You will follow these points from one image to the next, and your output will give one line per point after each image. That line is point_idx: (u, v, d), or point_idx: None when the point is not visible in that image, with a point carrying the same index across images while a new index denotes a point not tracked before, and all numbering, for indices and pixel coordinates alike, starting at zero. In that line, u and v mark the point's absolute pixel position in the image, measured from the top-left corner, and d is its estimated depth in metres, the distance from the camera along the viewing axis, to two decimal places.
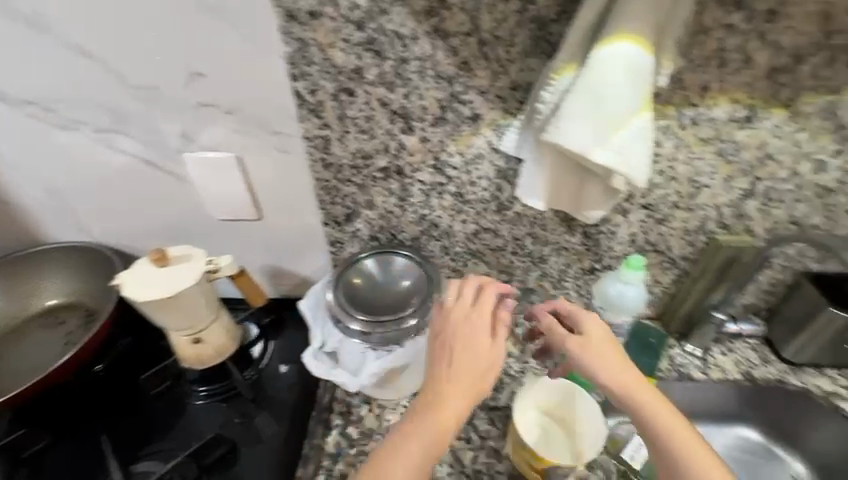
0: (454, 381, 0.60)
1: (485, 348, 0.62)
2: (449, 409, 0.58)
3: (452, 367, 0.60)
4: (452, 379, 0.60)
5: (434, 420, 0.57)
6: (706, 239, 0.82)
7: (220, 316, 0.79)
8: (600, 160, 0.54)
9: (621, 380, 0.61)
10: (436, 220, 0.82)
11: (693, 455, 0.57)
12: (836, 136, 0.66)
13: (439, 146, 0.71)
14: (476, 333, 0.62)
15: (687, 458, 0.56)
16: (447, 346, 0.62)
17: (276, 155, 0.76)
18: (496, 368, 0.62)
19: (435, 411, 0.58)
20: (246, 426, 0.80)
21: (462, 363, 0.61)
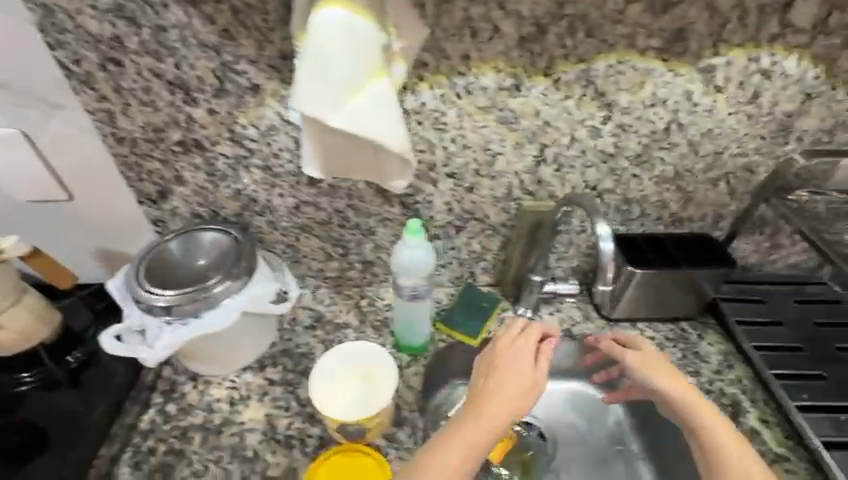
0: (511, 398, 0.71)
1: (516, 369, 0.74)
2: (493, 422, 0.69)
3: (507, 392, 0.71)
4: (495, 402, 0.70)
5: (490, 430, 0.68)
6: (516, 206, 0.86)
7: (23, 299, 0.77)
8: (339, 124, 0.56)
9: (672, 390, 0.73)
10: (254, 195, 0.82)
11: (706, 432, 0.70)
12: (599, 102, 0.71)
13: (229, 118, 0.71)
14: (516, 364, 0.74)
15: (701, 418, 0.71)
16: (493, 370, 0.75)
17: (63, 129, 0.72)
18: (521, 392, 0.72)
19: (487, 422, 0.69)
20: (60, 413, 0.78)
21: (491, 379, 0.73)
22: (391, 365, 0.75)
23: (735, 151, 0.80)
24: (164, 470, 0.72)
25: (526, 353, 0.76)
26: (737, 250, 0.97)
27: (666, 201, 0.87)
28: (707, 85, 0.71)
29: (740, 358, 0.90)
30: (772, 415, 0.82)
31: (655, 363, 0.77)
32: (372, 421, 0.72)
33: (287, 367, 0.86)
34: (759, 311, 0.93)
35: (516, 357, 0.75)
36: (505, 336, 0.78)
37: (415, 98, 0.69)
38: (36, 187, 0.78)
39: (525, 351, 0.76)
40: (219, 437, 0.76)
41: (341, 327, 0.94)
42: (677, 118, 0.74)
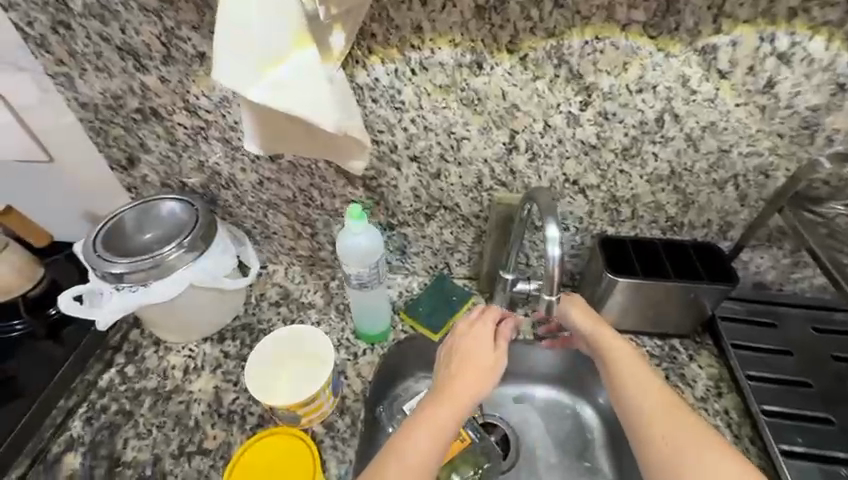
0: (474, 381, 0.67)
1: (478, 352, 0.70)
2: (459, 407, 0.65)
3: (470, 376, 0.67)
4: (457, 385, 0.66)
5: (455, 416, 0.65)
6: (489, 197, 0.79)
7: (5, 253, 0.81)
8: (258, 98, 0.53)
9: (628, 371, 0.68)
10: (217, 167, 0.81)
11: (663, 418, 0.63)
12: (575, 85, 0.64)
13: (181, 88, 0.70)
14: (478, 346, 0.70)
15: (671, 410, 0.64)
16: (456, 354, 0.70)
17: (33, 92, 0.74)
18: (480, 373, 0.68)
19: (453, 406, 0.65)
20: (32, 360, 0.81)
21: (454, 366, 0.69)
22: (326, 349, 0.74)
23: (745, 149, 0.68)
24: (111, 428, 0.75)
25: (486, 335, 0.71)
26: (750, 264, 0.84)
27: (662, 203, 0.77)
28: (707, 69, 0.61)
29: (732, 386, 0.80)
30: (756, 456, 0.73)
31: (611, 339, 0.71)
32: (303, 409, 0.72)
33: (244, 342, 0.85)
34: (766, 336, 0.82)
35: (478, 340, 0.70)
36: (469, 319, 0.73)
37: (367, 73, 0.65)
38: (17, 147, 0.82)
39: (486, 333, 0.71)
40: (167, 403, 0.78)
41: (305, 307, 0.91)
42: (669, 108, 0.65)
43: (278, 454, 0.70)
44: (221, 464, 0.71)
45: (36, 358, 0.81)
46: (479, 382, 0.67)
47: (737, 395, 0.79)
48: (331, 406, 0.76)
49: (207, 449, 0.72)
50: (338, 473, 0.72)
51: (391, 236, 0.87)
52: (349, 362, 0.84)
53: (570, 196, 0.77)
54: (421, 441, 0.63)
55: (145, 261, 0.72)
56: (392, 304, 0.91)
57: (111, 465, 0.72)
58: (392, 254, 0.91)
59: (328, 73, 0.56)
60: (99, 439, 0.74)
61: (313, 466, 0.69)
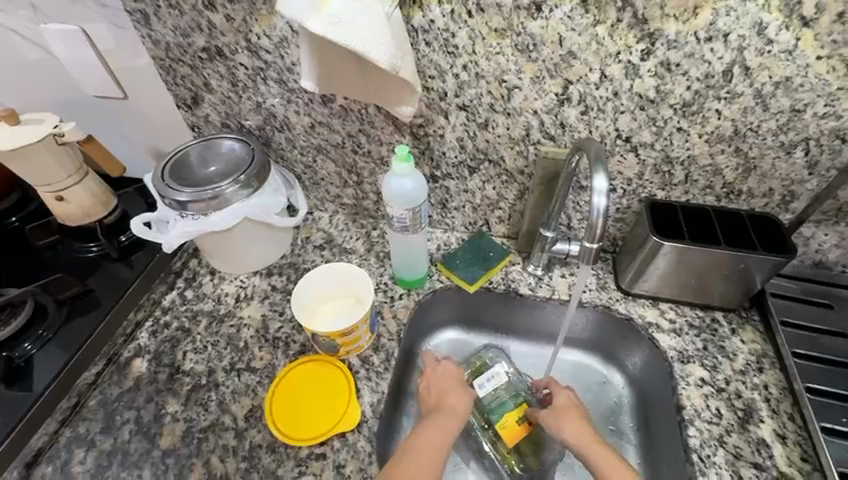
0: (456, 399, 0.74)
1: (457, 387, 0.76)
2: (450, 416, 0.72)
3: (453, 395, 0.75)
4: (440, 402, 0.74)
5: (449, 423, 0.71)
6: (535, 151, 0.78)
7: (85, 180, 0.90)
8: (316, 29, 0.54)
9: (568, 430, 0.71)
10: (273, 109, 0.84)
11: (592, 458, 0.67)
12: (638, 32, 0.61)
13: (245, 27, 0.73)
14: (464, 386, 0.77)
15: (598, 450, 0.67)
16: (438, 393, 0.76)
17: (113, 30, 0.80)
18: (460, 394, 0.75)
19: (442, 416, 0.71)
20: (104, 276, 0.90)
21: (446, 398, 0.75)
22: (369, 280, 0.80)
23: (821, 109, 0.63)
24: (172, 342, 0.83)
25: (453, 371, 0.79)
26: (811, 241, 0.79)
27: (720, 167, 0.73)
28: (788, 15, 0.57)
29: (774, 363, 0.77)
30: (792, 432, 0.70)
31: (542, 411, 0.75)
32: (342, 338, 0.75)
33: (290, 278, 0.91)
34: (822, 317, 0.78)
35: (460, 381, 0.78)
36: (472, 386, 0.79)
37: (423, 14, 0.65)
38: (98, 83, 0.88)
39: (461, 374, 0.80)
40: (220, 325, 0.85)
41: (346, 252, 0.95)
42: (741, 59, 0.61)
43: (317, 380, 0.76)
44: (266, 382, 0.77)
45: (111, 275, 0.90)
46: (461, 398, 0.75)
47: (780, 372, 0.76)
48: (367, 342, 0.80)
49: (254, 368, 0.79)
50: (371, 401, 0.75)
51: (434, 188, 0.88)
52: (385, 304, 0.87)
53: (621, 154, 0.74)
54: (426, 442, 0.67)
55: (205, 192, 0.77)
56: (430, 255, 0.93)
57: (173, 372, 0.79)
58: (433, 207, 0.92)
59: (383, 8, 0.57)
60: (162, 350, 0.82)
61: (349, 400, 0.74)
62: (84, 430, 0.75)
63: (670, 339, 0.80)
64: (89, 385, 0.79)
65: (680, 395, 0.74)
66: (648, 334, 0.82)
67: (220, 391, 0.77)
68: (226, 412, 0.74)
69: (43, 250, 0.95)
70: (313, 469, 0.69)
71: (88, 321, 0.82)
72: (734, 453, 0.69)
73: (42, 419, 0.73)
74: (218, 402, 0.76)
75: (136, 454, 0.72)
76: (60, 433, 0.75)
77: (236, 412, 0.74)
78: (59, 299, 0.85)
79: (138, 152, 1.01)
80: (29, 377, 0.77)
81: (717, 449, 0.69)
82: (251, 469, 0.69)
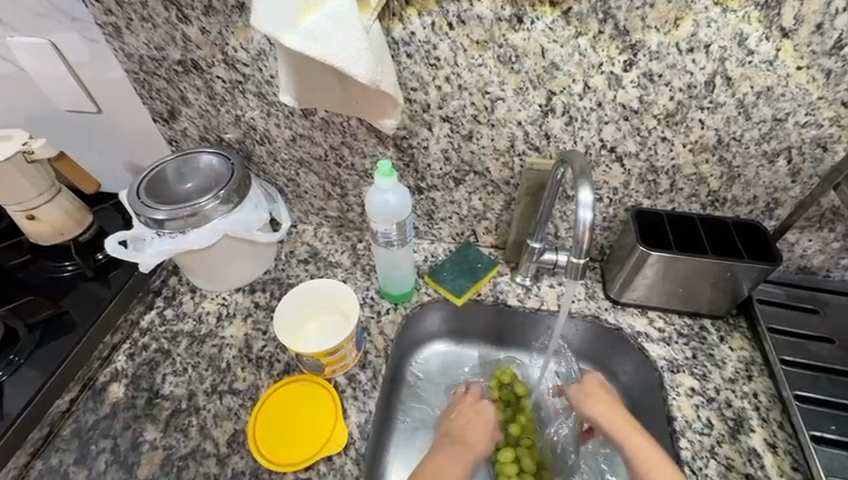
0: (476, 435, 0.74)
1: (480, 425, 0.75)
2: (467, 450, 0.71)
3: (475, 432, 0.74)
4: (465, 440, 0.72)
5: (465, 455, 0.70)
6: (520, 162, 0.77)
7: (57, 198, 0.86)
8: (292, 45, 0.53)
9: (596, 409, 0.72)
10: (252, 123, 0.82)
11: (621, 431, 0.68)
12: (621, 43, 0.61)
13: (221, 39, 0.71)
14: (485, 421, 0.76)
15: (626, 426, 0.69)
16: (462, 424, 0.75)
17: (84, 43, 0.77)
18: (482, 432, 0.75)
19: (461, 449, 0.71)
20: (78, 297, 0.86)
21: (467, 430, 0.74)
22: (353, 294, 0.78)
23: (802, 118, 0.64)
24: (151, 364, 0.80)
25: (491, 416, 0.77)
26: (795, 247, 0.80)
27: (705, 176, 0.73)
28: (768, 27, 0.57)
29: (763, 370, 0.77)
30: (782, 440, 0.70)
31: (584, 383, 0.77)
32: (328, 358, 0.73)
33: (274, 294, 0.89)
34: (808, 323, 0.78)
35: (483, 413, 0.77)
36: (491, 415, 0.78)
37: (403, 26, 0.63)
38: (70, 97, 0.85)
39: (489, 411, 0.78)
40: (201, 346, 0.82)
41: (332, 266, 0.93)
42: (722, 70, 0.61)
43: (303, 401, 0.74)
44: (249, 404, 0.75)
45: (86, 296, 0.86)
46: (483, 437, 0.74)
47: (769, 379, 0.76)
48: (353, 359, 0.78)
49: (237, 390, 0.76)
50: (359, 421, 0.73)
51: (420, 199, 0.87)
52: (372, 319, 0.85)
53: (606, 164, 0.74)
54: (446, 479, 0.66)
55: (183, 209, 0.75)
56: (417, 267, 0.91)
57: (151, 397, 0.77)
58: (419, 219, 0.91)
59: (362, 23, 0.55)
60: (140, 373, 0.79)
61: (335, 420, 0.72)
62: (58, 461, 0.72)
63: (660, 348, 0.80)
64: (63, 412, 0.76)
65: (670, 406, 0.74)
66: (638, 344, 0.81)
67: (201, 415, 0.74)
68: (207, 437, 0.72)
69: (15, 270, 0.91)
70: None
71: (61, 345, 0.79)
72: (726, 464, 0.68)
73: (13, 451, 0.70)
74: (199, 427, 0.73)
75: None
76: (32, 464, 0.72)
77: (218, 437, 0.72)
78: (30, 323, 0.81)
79: (116, 168, 0.98)
80: None
81: (709, 460, 0.69)
82: None
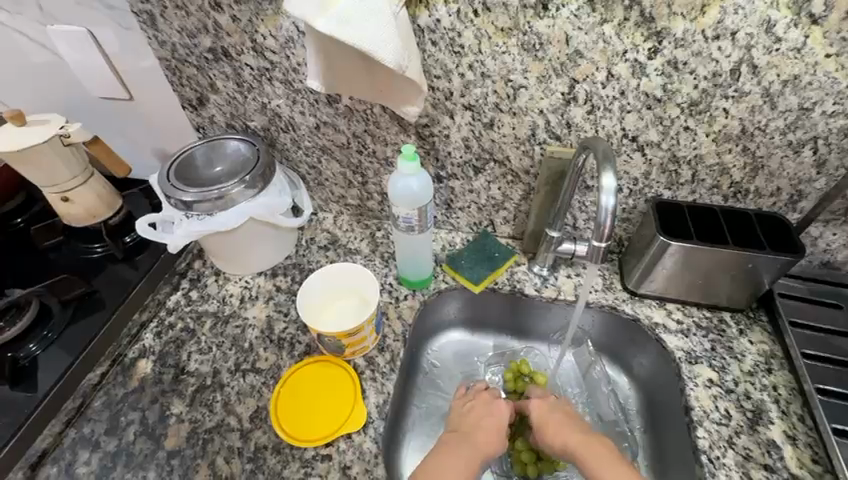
0: (488, 435, 0.72)
1: (494, 425, 0.73)
2: (478, 451, 0.70)
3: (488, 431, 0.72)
4: (474, 439, 0.71)
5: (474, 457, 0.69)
6: (540, 151, 0.78)
7: (89, 181, 0.90)
8: (324, 30, 0.55)
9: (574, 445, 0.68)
10: (278, 110, 0.84)
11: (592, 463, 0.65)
12: (646, 30, 0.61)
13: (251, 27, 0.73)
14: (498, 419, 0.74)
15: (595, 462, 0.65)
16: (475, 423, 0.74)
17: (119, 31, 0.80)
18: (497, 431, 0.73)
19: (472, 449, 0.70)
20: (107, 277, 0.90)
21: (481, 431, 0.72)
22: (371, 275, 0.80)
23: (830, 108, 0.63)
24: (177, 342, 0.83)
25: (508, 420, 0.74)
26: (819, 241, 0.79)
27: (728, 166, 0.72)
28: (797, 13, 0.57)
29: (783, 364, 0.76)
30: (802, 433, 0.69)
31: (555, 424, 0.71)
32: (348, 339, 0.75)
33: (295, 279, 0.91)
34: (830, 318, 0.78)
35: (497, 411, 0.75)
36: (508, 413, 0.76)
37: (429, 13, 0.65)
38: (104, 84, 0.88)
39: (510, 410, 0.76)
40: (225, 326, 0.85)
41: (351, 253, 0.95)
42: (749, 57, 0.61)
43: (323, 380, 0.75)
44: (271, 383, 0.77)
45: (115, 276, 0.89)
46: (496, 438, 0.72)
47: (789, 373, 0.75)
48: (372, 342, 0.79)
49: (259, 369, 0.79)
50: (377, 402, 0.74)
51: (439, 188, 0.88)
52: (390, 304, 0.87)
53: (627, 154, 0.74)
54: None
55: (211, 192, 0.77)
56: (435, 256, 0.93)
57: (177, 373, 0.79)
58: (438, 208, 0.92)
59: (391, 9, 0.57)
60: (167, 350, 0.82)
61: (354, 403, 0.73)
62: (89, 431, 0.75)
63: (678, 340, 0.80)
64: (94, 385, 0.79)
65: (688, 396, 0.74)
66: (655, 335, 0.81)
67: (225, 392, 0.76)
68: (231, 413, 0.74)
69: (49, 251, 0.95)
70: (319, 471, 0.68)
71: (91, 322, 0.82)
72: (744, 455, 0.68)
73: (48, 419, 0.73)
74: (223, 402, 0.75)
75: (141, 456, 0.71)
76: (65, 433, 0.75)
77: (241, 413, 0.74)
78: (64, 300, 0.84)
79: (145, 156, 1.01)
80: (33, 377, 0.76)
81: (727, 450, 0.69)
82: (257, 470, 0.69)
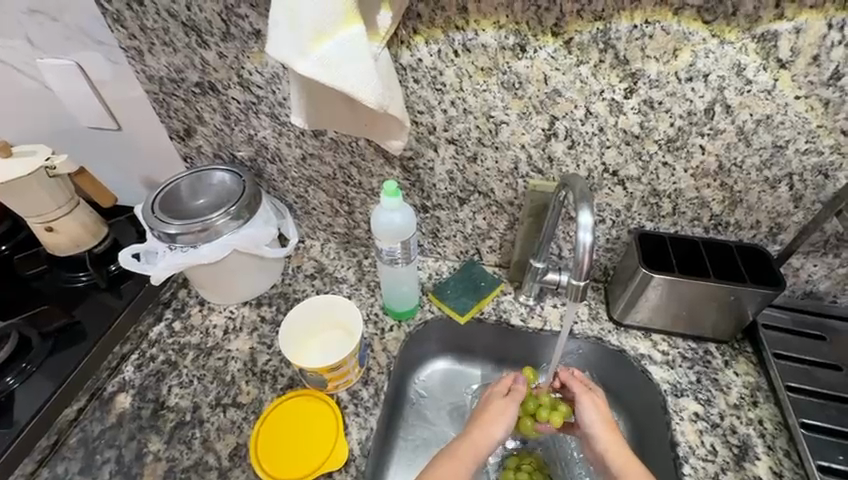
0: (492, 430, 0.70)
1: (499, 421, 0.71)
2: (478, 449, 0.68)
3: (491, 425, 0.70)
4: (479, 437, 0.69)
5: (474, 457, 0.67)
6: (524, 184, 0.78)
7: (75, 211, 0.89)
8: (305, 72, 0.56)
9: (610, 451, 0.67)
10: (264, 141, 0.85)
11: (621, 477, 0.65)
12: (621, 72, 0.63)
13: (237, 63, 0.75)
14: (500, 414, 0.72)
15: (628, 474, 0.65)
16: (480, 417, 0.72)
17: (108, 64, 0.81)
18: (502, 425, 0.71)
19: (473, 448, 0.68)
20: (89, 307, 0.89)
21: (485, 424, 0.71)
22: (353, 305, 0.80)
23: (803, 146, 0.64)
24: (158, 375, 0.82)
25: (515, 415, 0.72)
26: (800, 272, 0.79)
27: (707, 200, 0.73)
28: (765, 58, 0.58)
29: (768, 396, 0.76)
30: (788, 469, 0.69)
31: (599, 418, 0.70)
32: (330, 373, 0.74)
33: (280, 308, 0.90)
34: (815, 349, 0.78)
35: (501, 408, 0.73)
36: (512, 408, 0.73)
37: (411, 53, 0.66)
38: (93, 114, 0.89)
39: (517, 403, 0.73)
40: (207, 359, 0.84)
41: (338, 282, 0.94)
42: (722, 98, 0.62)
43: (305, 416, 0.74)
44: (252, 418, 0.76)
45: (97, 307, 0.88)
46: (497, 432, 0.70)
47: (774, 406, 0.75)
48: (356, 375, 0.79)
49: (241, 403, 0.77)
50: (359, 437, 0.73)
51: (424, 218, 0.89)
52: (376, 335, 0.86)
53: (609, 187, 0.75)
54: None
55: (195, 224, 0.77)
56: (421, 285, 0.93)
57: (157, 408, 0.78)
58: (424, 237, 0.92)
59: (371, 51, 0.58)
60: (147, 384, 0.81)
61: (336, 439, 0.72)
62: (63, 469, 0.73)
63: (664, 371, 0.79)
64: (71, 421, 0.77)
65: (674, 431, 0.73)
66: (641, 366, 0.81)
67: (204, 428, 0.75)
68: (210, 450, 0.73)
69: (32, 280, 0.94)
70: None
71: (71, 355, 0.81)
72: None
73: (20, 459, 0.71)
74: (202, 439, 0.74)
75: None
76: (38, 472, 0.73)
77: (221, 450, 0.73)
78: (44, 332, 0.83)
79: (132, 183, 1.01)
80: (8, 414, 0.75)
81: None
82: None
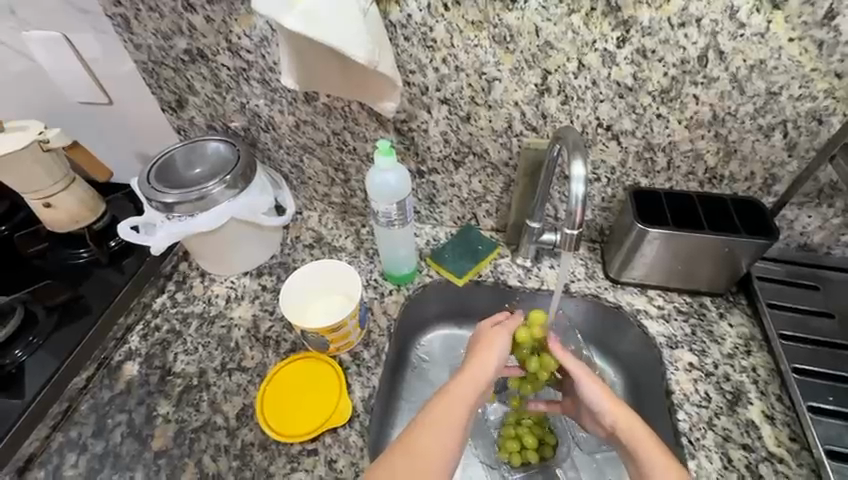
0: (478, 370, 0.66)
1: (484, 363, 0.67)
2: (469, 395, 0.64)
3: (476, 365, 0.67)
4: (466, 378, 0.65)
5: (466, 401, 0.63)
6: (518, 143, 0.78)
7: (72, 187, 0.89)
8: (293, 26, 0.55)
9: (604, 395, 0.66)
10: (257, 109, 0.85)
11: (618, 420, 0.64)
12: (613, 20, 0.62)
13: (225, 27, 0.74)
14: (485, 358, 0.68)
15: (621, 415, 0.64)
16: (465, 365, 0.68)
17: (95, 35, 0.80)
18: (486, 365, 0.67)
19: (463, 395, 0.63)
20: (91, 281, 0.90)
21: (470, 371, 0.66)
22: (346, 266, 0.82)
23: (797, 91, 0.64)
24: (163, 344, 0.83)
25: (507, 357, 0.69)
26: (795, 224, 0.80)
27: (702, 152, 0.73)
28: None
29: (762, 346, 0.77)
30: (780, 412, 0.71)
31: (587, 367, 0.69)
32: (332, 335, 0.76)
33: (280, 278, 0.91)
34: (807, 298, 0.79)
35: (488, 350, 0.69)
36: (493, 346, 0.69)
37: (400, 9, 0.65)
38: (83, 89, 0.89)
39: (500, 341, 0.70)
40: (211, 327, 0.85)
41: (336, 251, 0.95)
42: (715, 44, 0.62)
43: (309, 376, 0.76)
44: (257, 380, 0.78)
45: (100, 281, 0.90)
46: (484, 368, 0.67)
47: (768, 354, 0.77)
48: (357, 337, 0.80)
49: (245, 367, 0.79)
50: (362, 395, 0.75)
51: (420, 183, 0.89)
52: (375, 300, 0.87)
53: (603, 143, 0.75)
54: (449, 431, 0.60)
55: (192, 193, 0.78)
56: (419, 250, 0.93)
57: (164, 374, 0.80)
58: (421, 203, 0.92)
59: (359, 6, 0.58)
60: (153, 353, 0.83)
61: (339, 397, 0.74)
62: (77, 434, 0.75)
63: (659, 325, 0.81)
64: (80, 389, 0.79)
65: (668, 381, 0.75)
66: (637, 321, 0.82)
67: (211, 391, 0.77)
68: (217, 412, 0.75)
69: (33, 258, 0.95)
70: (305, 465, 0.69)
71: (76, 327, 0.83)
72: (724, 435, 0.70)
73: (34, 425, 0.74)
74: (209, 402, 0.76)
75: (128, 457, 0.72)
76: (52, 437, 0.75)
77: (228, 411, 0.75)
78: (49, 306, 0.86)
79: (128, 160, 1.01)
80: (18, 384, 0.77)
81: (706, 431, 0.70)
82: (244, 467, 0.70)
